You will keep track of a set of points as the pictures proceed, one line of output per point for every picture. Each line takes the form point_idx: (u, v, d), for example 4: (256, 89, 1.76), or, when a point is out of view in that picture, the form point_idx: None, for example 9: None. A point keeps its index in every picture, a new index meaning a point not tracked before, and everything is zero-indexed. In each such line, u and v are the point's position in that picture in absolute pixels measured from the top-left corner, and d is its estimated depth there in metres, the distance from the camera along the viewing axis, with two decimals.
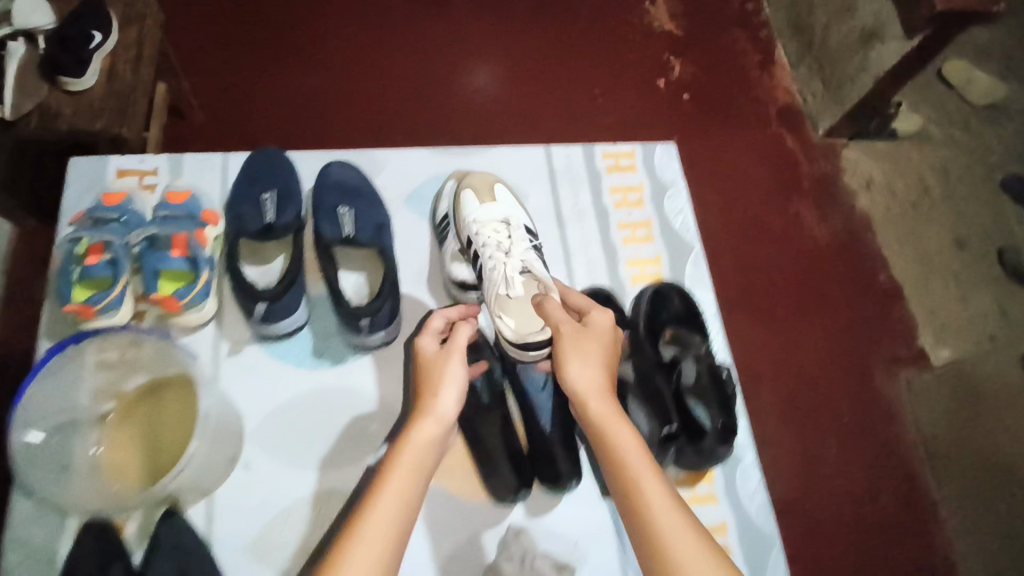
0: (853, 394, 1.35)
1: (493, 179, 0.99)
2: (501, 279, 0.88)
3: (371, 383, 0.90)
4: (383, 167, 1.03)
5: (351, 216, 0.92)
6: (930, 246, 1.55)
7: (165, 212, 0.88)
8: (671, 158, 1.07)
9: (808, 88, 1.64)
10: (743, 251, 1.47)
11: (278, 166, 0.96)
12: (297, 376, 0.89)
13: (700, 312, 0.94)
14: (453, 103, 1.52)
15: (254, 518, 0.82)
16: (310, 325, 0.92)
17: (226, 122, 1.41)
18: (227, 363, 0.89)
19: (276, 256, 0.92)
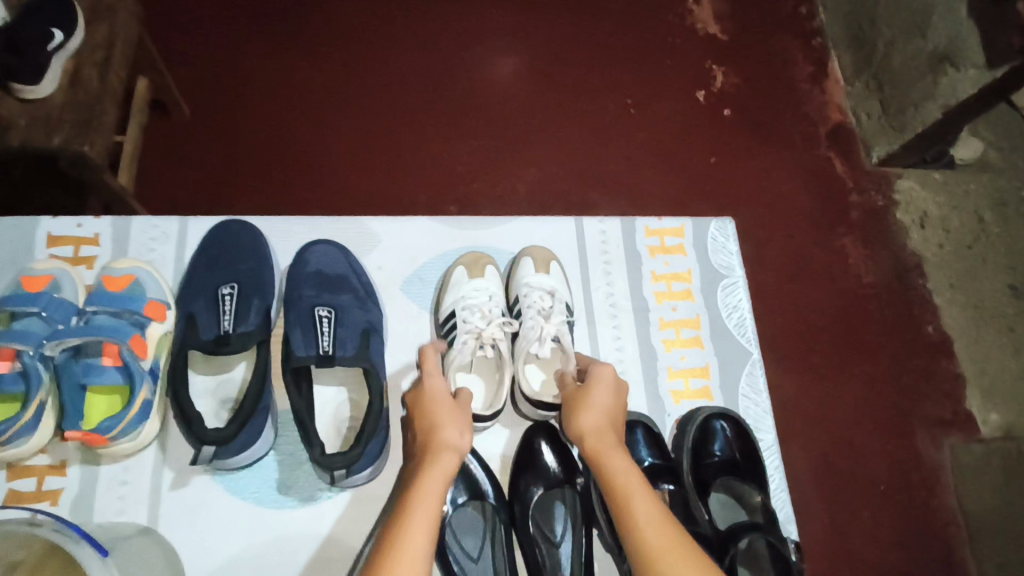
0: (892, 459, 1.23)
1: (552, 256, 0.93)
2: (534, 340, 0.84)
3: (354, 530, 0.81)
4: (379, 244, 0.93)
5: (330, 324, 0.80)
6: (984, 292, 1.40)
7: (97, 308, 0.77)
8: (725, 240, 1.00)
9: (862, 108, 1.48)
10: (781, 290, 1.32)
11: (256, 252, 0.87)
12: (255, 515, 0.80)
13: (754, 454, 0.86)
14: (469, 106, 1.37)
15: None
16: (275, 451, 0.83)
17: (215, 119, 1.27)
18: (170, 495, 0.80)
19: (237, 363, 0.83)
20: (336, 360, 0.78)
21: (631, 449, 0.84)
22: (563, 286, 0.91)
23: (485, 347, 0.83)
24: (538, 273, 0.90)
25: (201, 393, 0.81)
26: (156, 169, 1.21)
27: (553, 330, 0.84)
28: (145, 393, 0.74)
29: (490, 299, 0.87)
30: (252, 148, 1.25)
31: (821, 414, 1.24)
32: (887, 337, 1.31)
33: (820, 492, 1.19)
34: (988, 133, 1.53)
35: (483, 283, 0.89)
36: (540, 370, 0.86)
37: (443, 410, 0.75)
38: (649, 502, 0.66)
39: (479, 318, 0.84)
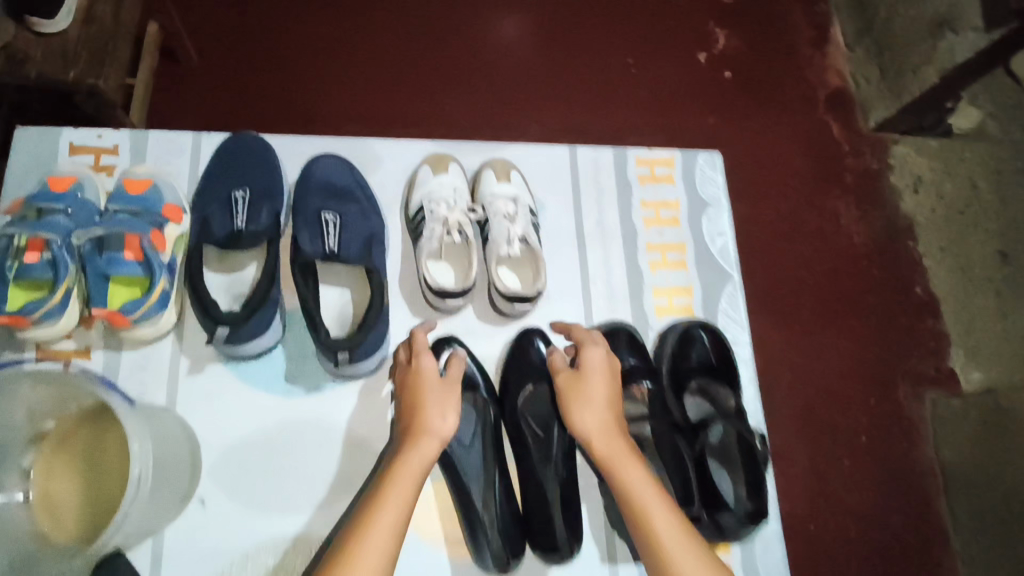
0: (874, 412, 1.27)
1: (511, 165, 0.97)
2: (502, 241, 0.88)
3: (353, 422, 0.86)
4: (380, 162, 0.96)
5: (335, 227, 0.85)
6: (972, 256, 1.43)
7: (119, 206, 0.82)
8: (713, 172, 1.02)
9: (862, 73, 1.50)
10: (774, 247, 1.35)
11: (261, 162, 0.91)
12: (265, 402, 0.86)
13: (729, 358, 0.91)
14: (473, 62, 1.39)
15: (204, 565, 0.80)
16: (284, 343, 0.88)
17: (223, 66, 1.29)
18: (186, 380, 0.85)
19: (247, 263, 0.87)
20: (340, 258, 0.83)
21: (613, 353, 0.90)
22: (525, 192, 0.94)
23: (453, 233, 0.88)
24: (500, 182, 0.94)
25: (215, 289, 0.86)
26: (165, 114, 1.24)
27: (521, 231, 0.88)
28: (163, 283, 0.79)
29: (454, 192, 0.91)
30: (259, 96, 1.28)
31: (807, 366, 1.28)
32: (875, 296, 1.35)
33: (802, 439, 1.23)
34: (987, 102, 1.55)
35: (447, 178, 0.92)
36: (512, 271, 0.89)
37: (431, 393, 0.78)
38: (665, 511, 0.70)
39: (444, 207, 0.89)
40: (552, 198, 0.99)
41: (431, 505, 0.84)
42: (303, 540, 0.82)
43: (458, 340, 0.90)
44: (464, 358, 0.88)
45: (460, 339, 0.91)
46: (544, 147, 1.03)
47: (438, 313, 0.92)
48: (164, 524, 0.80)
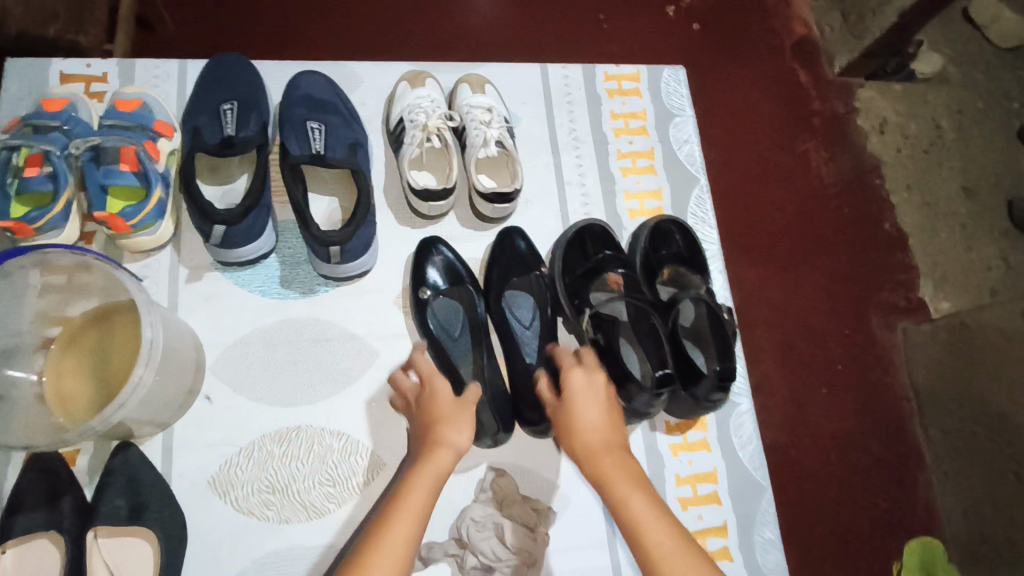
0: (849, 341, 1.32)
1: (486, 80, 1.01)
2: (480, 145, 0.92)
3: (349, 324, 0.92)
4: (362, 82, 1.00)
5: (320, 134, 0.87)
6: (938, 192, 1.49)
7: (112, 121, 0.87)
8: (677, 84, 1.10)
9: (825, 21, 1.55)
10: (748, 188, 1.39)
11: (245, 78, 0.93)
12: (263, 304, 0.91)
13: (699, 250, 0.98)
14: (451, 23, 1.42)
15: (211, 456, 0.85)
16: (277, 252, 0.93)
17: (201, 32, 1.31)
18: (185, 288, 0.90)
19: (239, 175, 0.90)
20: (327, 159, 0.85)
21: (591, 244, 0.95)
22: (500, 102, 0.98)
23: (432, 138, 0.90)
24: (475, 94, 0.98)
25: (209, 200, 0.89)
26: None
27: (496, 134, 0.92)
28: (160, 192, 0.84)
29: (432, 101, 0.94)
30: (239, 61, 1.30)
31: (784, 301, 1.33)
32: (847, 233, 1.40)
33: (782, 369, 1.28)
34: (947, 48, 1.62)
35: (425, 91, 0.95)
36: (490, 177, 0.95)
37: (447, 410, 0.79)
38: (662, 528, 0.71)
39: (422, 114, 0.91)
40: (526, 113, 1.05)
41: None
42: (307, 428, 0.87)
43: (444, 242, 0.95)
44: (453, 259, 0.93)
45: (444, 241, 0.95)
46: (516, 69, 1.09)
47: (423, 221, 0.97)
48: (175, 419, 0.85)
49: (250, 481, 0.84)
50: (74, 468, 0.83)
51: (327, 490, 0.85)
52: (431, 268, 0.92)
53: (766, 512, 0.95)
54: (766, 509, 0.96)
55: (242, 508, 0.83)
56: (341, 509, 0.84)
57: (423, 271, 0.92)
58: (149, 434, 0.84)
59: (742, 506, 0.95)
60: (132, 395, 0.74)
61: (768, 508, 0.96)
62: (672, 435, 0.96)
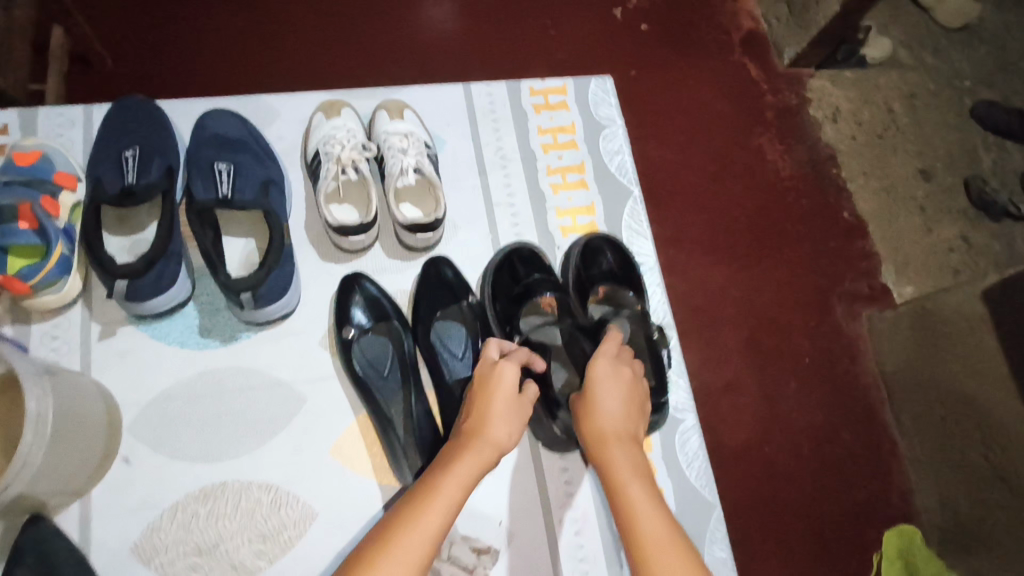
0: (814, 333, 1.32)
1: (405, 105, 1.00)
2: (396, 173, 0.90)
3: (281, 369, 0.89)
4: (278, 116, 0.99)
5: (229, 175, 0.85)
6: (895, 177, 1.49)
7: (9, 175, 0.84)
8: (605, 95, 1.09)
9: (772, 13, 1.55)
10: (704, 187, 1.39)
11: (148, 122, 0.91)
12: (181, 356, 0.88)
13: (631, 267, 0.99)
14: (396, 39, 1.40)
15: (135, 521, 0.81)
16: (195, 299, 0.90)
17: (139, 67, 1.28)
18: (98, 346, 0.87)
19: (147, 223, 0.88)
20: (234, 202, 0.84)
21: (523, 267, 0.96)
22: (419, 127, 0.97)
23: (348, 170, 0.89)
24: (394, 120, 0.97)
25: (116, 250, 0.86)
26: None
27: (412, 161, 0.90)
28: (62, 249, 0.81)
29: (348, 132, 0.93)
30: (177, 92, 1.28)
31: (746, 298, 1.32)
32: (806, 225, 1.40)
33: (749, 366, 1.28)
34: (895, 33, 1.64)
35: (340, 121, 0.95)
36: (414, 206, 0.93)
37: (502, 400, 0.79)
38: (658, 525, 0.71)
39: (337, 147, 0.90)
40: (451, 134, 1.04)
41: (353, 434, 0.88)
42: (234, 484, 0.84)
43: (368, 277, 0.93)
44: (378, 295, 0.92)
45: (368, 276, 0.94)
46: (439, 90, 1.08)
47: (345, 254, 0.95)
48: (90, 485, 0.81)
49: (178, 543, 0.81)
50: None
51: (256, 548, 0.82)
52: (353, 307, 0.91)
53: (716, 529, 0.95)
54: (716, 527, 0.95)
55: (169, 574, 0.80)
56: (270, 565, 0.81)
57: (347, 309, 0.90)
58: (64, 503, 0.80)
59: (692, 525, 0.94)
60: (17, 475, 0.70)
61: (718, 525, 0.95)
62: None
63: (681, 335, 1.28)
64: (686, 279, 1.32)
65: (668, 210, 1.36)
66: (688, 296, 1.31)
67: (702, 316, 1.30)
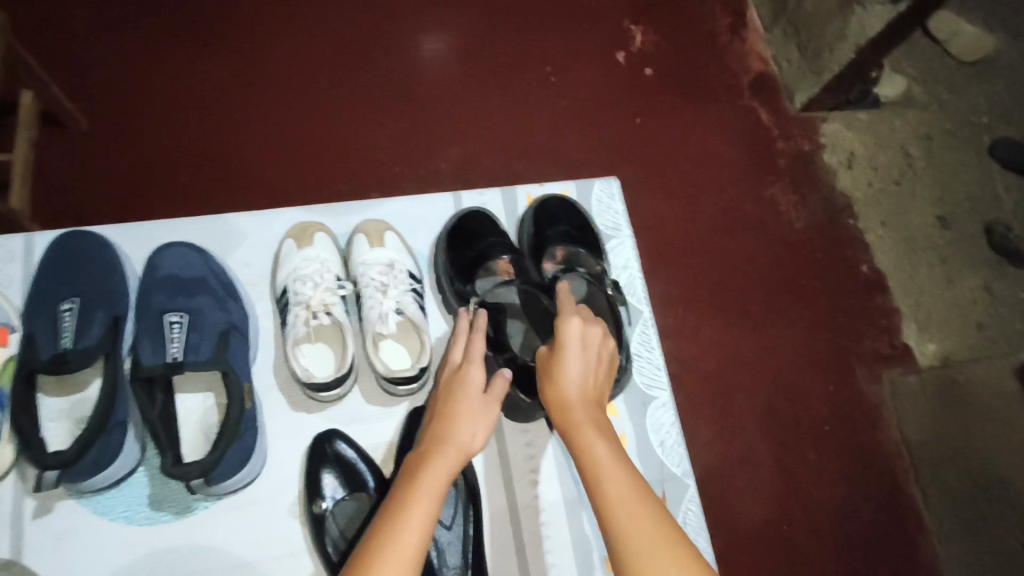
0: (834, 400, 1.24)
1: (386, 226, 0.92)
2: (375, 318, 0.84)
3: (243, 542, 0.79)
4: (245, 242, 0.91)
5: (183, 330, 0.80)
6: (914, 227, 1.42)
7: None
8: (611, 202, 1.03)
9: (782, 54, 1.48)
10: (713, 242, 1.32)
11: (93, 265, 0.85)
12: (129, 533, 0.79)
13: (587, 229, 0.97)
14: (389, 89, 1.34)
15: None
16: (145, 465, 0.81)
17: (114, 129, 1.22)
18: (33, 526, 0.78)
19: (90, 382, 0.80)
20: (186, 366, 0.77)
21: (476, 231, 0.93)
22: (402, 254, 0.91)
23: (319, 315, 0.83)
24: (373, 247, 0.90)
25: (54, 415, 0.78)
26: (56, 185, 1.16)
27: (393, 304, 0.84)
28: None
29: (322, 266, 0.87)
30: (154, 157, 1.21)
31: (759, 363, 1.25)
32: (823, 282, 1.33)
33: (765, 438, 1.20)
34: (910, 69, 1.57)
35: (314, 252, 0.88)
36: (396, 346, 0.85)
37: (469, 399, 0.76)
38: (623, 482, 0.66)
39: (308, 287, 0.84)
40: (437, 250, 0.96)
41: None
42: None
43: (343, 433, 0.84)
44: (351, 456, 0.82)
45: (344, 433, 0.84)
46: (428, 197, 1.00)
47: (316, 403, 0.85)
48: None
49: None
50: None
51: None
52: (326, 480, 0.81)
53: None
54: None
55: None
56: None
57: (318, 480, 0.81)
58: None
59: None
60: None
61: None
62: None
63: (692, 405, 1.20)
64: (696, 344, 1.24)
65: (676, 268, 1.29)
66: (699, 361, 1.23)
67: (714, 384, 1.22)
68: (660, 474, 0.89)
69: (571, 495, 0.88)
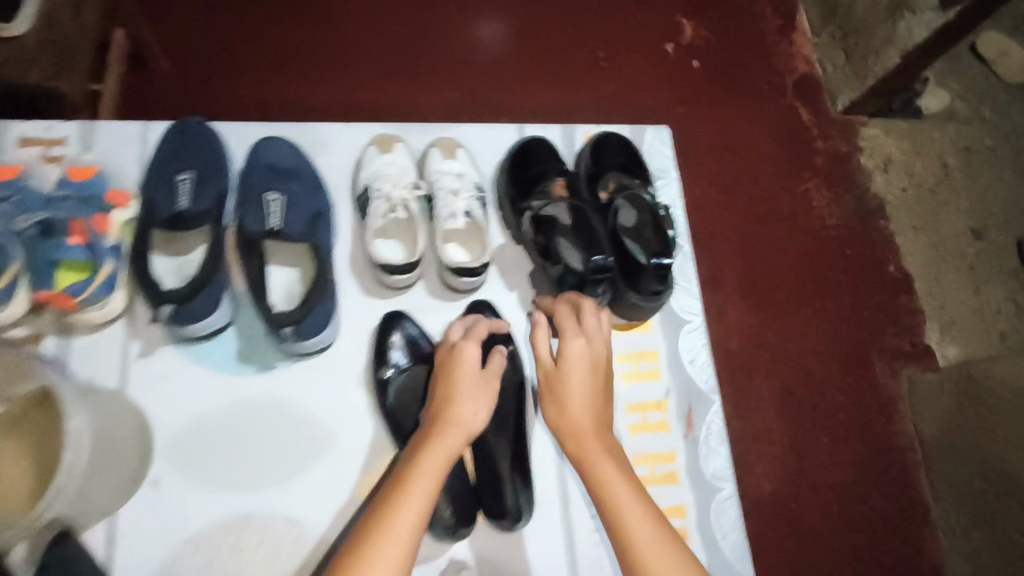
0: (851, 390, 1.28)
1: (458, 144, 1.02)
2: (446, 216, 0.93)
3: (314, 399, 0.90)
4: (331, 146, 1.01)
5: (280, 206, 0.89)
6: (944, 234, 1.44)
7: (65, 191, 0.89)
8: (662, 146, 1.10)
9: (828, 58, 1.53)
10: (745, 230, 1.36)
11: (201, 146, 0.94)
12: (217, 380, 0.90)
13: (639, 161, 1.04)
14: (447, 59, 1.41)
15: (157, 546, 0.82)
16: (235, 325, 0.92)
17: (191, 72, 1.30)
18: (137, 364, 0.89)
19: (195, 247, 0.90)
20: (282, 235, 0.86)
21: (535, 155, 1.01)
22: (472, 168, 1.00)
23: (398, 209, 0.92)
24: (446, 159, 0.99)
25: (163, 270, 0.89)
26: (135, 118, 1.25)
27: (463, 205, 0.93)
28: (109, 266, 0.86)
29: (400, 169, 0.96)
30: (225, 102, 1.29)
31: (780, 348, 1.28)
32: (849, 278, 1.36)
33: (781, 420, 1.24)
34: (955, 84, 1.59)
35: (394, 158, 0.98)
36: (462, 249, 0.93)
37: (469, 381, 0.81)
38: (636, 506, 0.72)
39: (389, 185, 0.93)
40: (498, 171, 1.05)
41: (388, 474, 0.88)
42: (259, 518, 0.85)
43: (410, 316, 0.95)
44: (415, 334, 0.93)
45: (410, 316, 0.95)
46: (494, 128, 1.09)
47: (387, 290, 0.96)
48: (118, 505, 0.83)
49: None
50: (10, 560, 0.79)
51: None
52: (393, 347, 0.92)
53: None
54: None
55: None
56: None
57: (387, 346, 0.92)
58: (91, 519, 0.82)
59: None
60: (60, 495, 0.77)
61: None
62: None
63: None
64: (720, 324, 1.29)
65: (707, 251, 1.33)
66: (722, 340, 1.28)
67: (734, 364, 1.26)
68: (688, 390, 0.98)
69: None
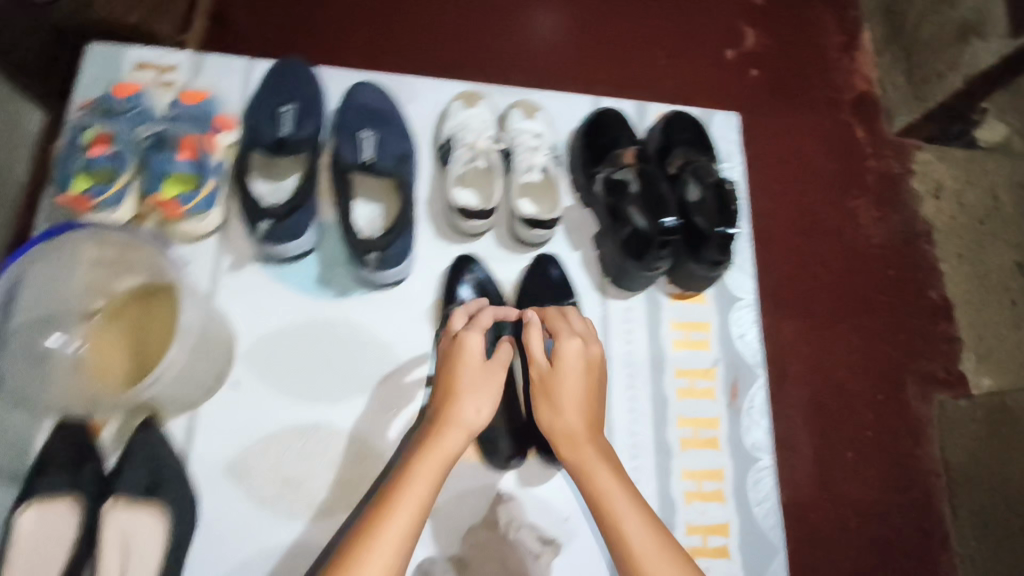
0: (879, 407, 1.28)
1: (537, 107, 1.09)
2: (524, 168, 1.00)
3: (385, 327, 0.98)
4: (417, 96, 1.08)
5: (373, 143, 0.98)
6: (991, 264, 1.42)
7: (179, 111, 0.99)
8: (730, 132, 1.15)
9: (888, 79, 1.53)
10: (789, 238, 1.37)
11: (302, 81, 1.03)
12: (300, 299, 0.98)
13: (706, 140, 1.09)
14: (513, 44, 1.45)
15: (233, 440, 0.91)
16: (318, 252, 1.00)
17: (269, 28, 1.35)
18: (227, 277, 0.98)
19: (288, 174, 0.98)
20: (374, 168, 0.96)
21: (610, 124, 1.07)
22: (548, 131, 1.07)
23: (480, 158, 0.99)
24: (525, 118, 1.06)
25: (260, 191, 0.97)
26: None
27: (541, 160, 1.00)
28: (212, 184, 0.95)
29: (483, 123, 1.03)
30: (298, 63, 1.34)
31: (813, 358, 1.29)
32: (889, 297, 1.36)
33: (807, 428, 1.25)
34: None
35: (478, 111, 1.05)
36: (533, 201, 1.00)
37: (472, 376, 0.83)
38: (635, 521, 0.75)
39: (472, 135, 1.01)
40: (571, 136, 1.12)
41: None
42: (330, 429, 0.93)
43: (480, 260, 1.02)
44: (483, 278, 1.00)
45: (480, 261, 1.02)
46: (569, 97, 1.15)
47: (460, 236, 1.03)
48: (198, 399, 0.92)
49: (266, 472, 0.90)
50: (100, 439, 0.89)
51: (338, 488, 0.91)
52: (462, 286, 0.99)
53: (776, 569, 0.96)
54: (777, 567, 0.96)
55: (259, 496, 0.89)
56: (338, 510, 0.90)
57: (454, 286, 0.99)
58: (173, 411, 0.91)
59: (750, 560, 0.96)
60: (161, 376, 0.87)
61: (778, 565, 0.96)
62: (688, 480, 0.98)
63: None
64: None
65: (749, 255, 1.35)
66: None
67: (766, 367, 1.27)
68: (735, 363, 1.04)
69: (658, 356, 1.02)
